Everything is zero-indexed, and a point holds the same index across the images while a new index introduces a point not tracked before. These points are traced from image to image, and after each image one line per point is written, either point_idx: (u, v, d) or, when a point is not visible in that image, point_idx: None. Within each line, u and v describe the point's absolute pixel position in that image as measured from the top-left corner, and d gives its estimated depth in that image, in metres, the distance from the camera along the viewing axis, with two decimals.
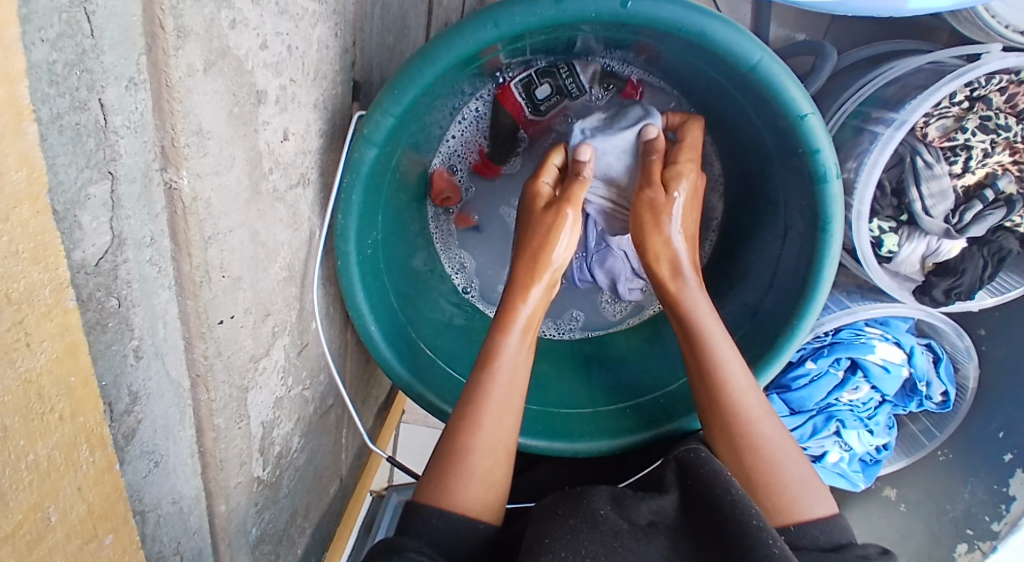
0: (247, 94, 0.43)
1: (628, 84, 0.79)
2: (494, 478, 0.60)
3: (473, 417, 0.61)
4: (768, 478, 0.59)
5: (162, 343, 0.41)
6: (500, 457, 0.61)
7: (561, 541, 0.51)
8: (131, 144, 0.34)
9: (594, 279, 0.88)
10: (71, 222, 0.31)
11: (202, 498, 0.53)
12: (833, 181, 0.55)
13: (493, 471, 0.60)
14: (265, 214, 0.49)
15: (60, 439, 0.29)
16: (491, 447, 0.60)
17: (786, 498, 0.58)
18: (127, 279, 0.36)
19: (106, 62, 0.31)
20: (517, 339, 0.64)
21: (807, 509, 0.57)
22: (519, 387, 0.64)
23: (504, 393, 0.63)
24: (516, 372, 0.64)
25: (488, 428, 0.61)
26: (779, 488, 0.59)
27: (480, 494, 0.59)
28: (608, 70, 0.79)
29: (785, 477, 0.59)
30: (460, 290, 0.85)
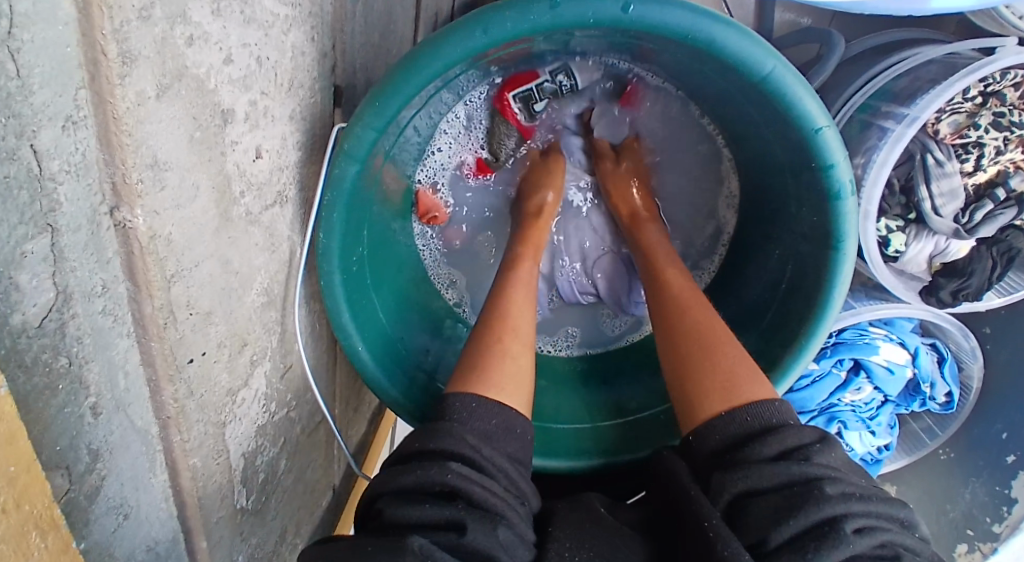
0: (211, 115, 0.39)
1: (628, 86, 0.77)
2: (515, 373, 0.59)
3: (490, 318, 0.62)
4: (707, 381, 0.56)
5: (124, 395, 0.38)
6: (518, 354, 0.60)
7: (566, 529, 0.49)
8: (73, 190, 0.30)
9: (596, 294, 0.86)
10: (7, 284, 0.27)
11: (181, 537, 0.50)
12: (848, 198, 0.52)
13: (516, 360, 0.58)
14: (238, 241, 0.46)
15: (8, 531, 0.26)
16: (512, 332, 0.60)
17: (725, 385, 0.55)
18: (78, 334, 0.32)
19: (39, 102, 0.26)
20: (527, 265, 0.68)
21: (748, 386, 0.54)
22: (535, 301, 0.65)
23: (519, 299, 0.64)
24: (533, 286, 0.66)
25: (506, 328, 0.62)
26: (722, 378, 0.55)
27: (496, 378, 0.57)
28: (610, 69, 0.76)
29: (733, 367, 0.56)
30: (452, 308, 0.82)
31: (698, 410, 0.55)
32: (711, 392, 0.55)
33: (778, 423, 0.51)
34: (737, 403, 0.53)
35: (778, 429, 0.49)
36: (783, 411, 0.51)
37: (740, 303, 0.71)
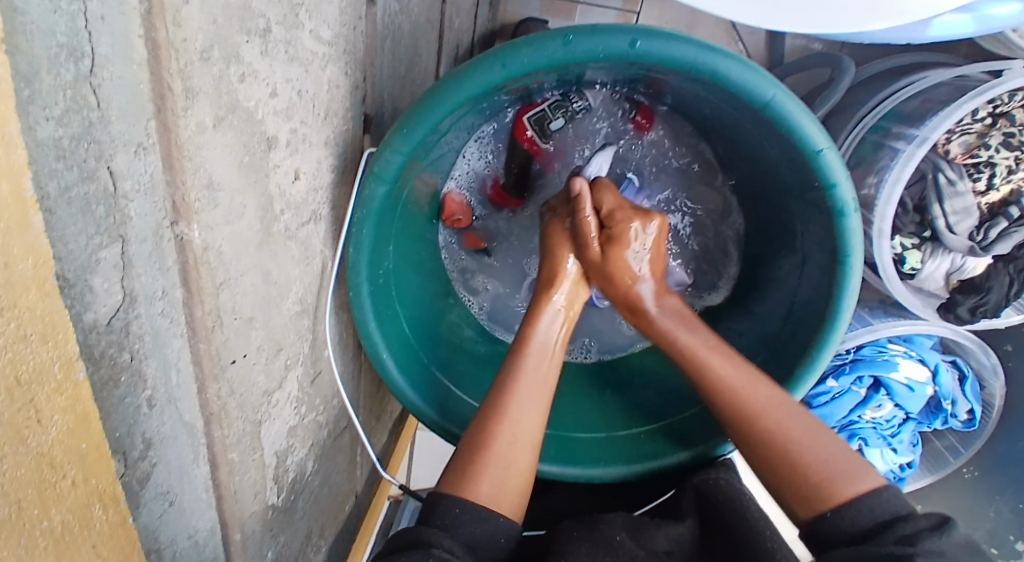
0: (258, 141, 0.43)
1: (640, 110, 0.78)
2: (515, 474, 0.61)
3: (497, 406, 0.63)
4: (801, 479, 0.57)
5: (175, 390, 0.42)
6: (523, 453, 0.62)
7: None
8: (141, 205, 0.34)
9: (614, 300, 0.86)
10: (83, 286, 0.31)
11: (218, 529, 0.54)
12: (851, 215, 0.54)
13: (517, 462, 0.61)
14: (276, 254, 0.50)
15: (74, 502, 0.30)
16: (512, 439, 0.61)
17: (825, 483, 0.56)
18: (140, 333, 0.37)
19: (115, 131, 0.31)
20: (533, 358, 0.66)
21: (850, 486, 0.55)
22: (541, 402, 0.64)
23: (526, 398, 0.64)
24: (544, 378, 0.66)
25: (512, 421, 0.62)
26: (816, 482, 0.56)
27: (498, 490, 0.59)
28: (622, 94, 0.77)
29: (826, 464, 0.57)
30: (473, 311, 0.85)
31: (800, 509, 0.57)
32: (807, 494, 0.57)
33: (889, 515, 0.52)
34: (839, 504, 0.54)
35: (896, 523, 0.51)
36: (895, 500, 0.53)
37: (753, 315, 0.74)
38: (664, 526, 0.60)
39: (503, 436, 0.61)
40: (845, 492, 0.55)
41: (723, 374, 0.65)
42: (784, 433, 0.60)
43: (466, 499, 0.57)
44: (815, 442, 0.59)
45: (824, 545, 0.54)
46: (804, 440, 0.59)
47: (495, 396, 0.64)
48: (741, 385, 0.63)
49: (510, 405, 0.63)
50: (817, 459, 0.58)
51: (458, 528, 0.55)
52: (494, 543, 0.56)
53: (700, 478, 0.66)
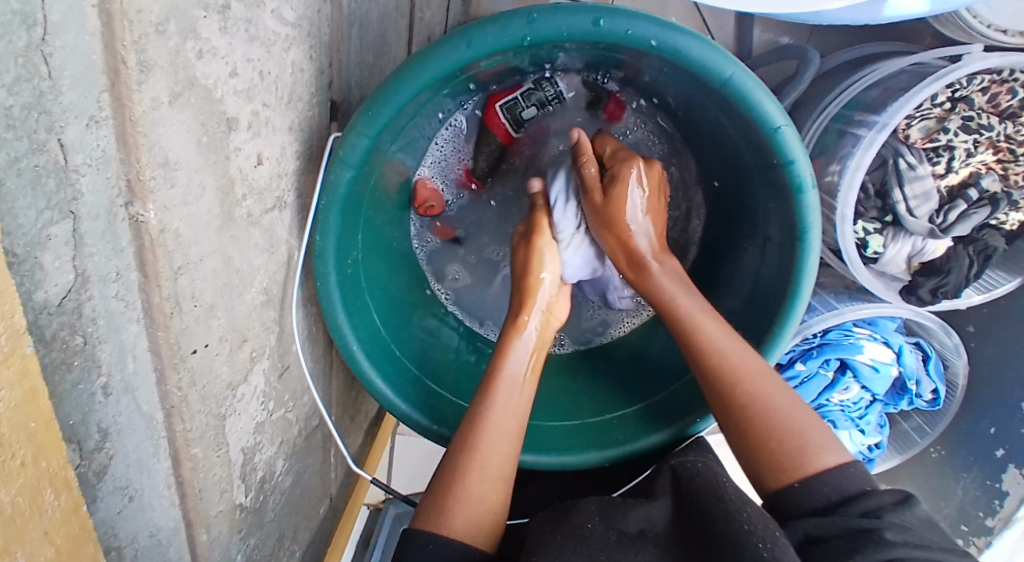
0: (217, 122, 0.42)
1: (611, 100, 0.79)
2: (488, 505, 0.60)
3: (470, 439, 0.62)
4: (768, 443, 0.59)
5: (132, 378, 0.40)
6: (496, 483, 0.61)
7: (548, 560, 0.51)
8: (94, 181, 0.33)
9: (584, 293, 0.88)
10: (33, 263, 0.30)
11: (182, 528, 0.52)
12: (810, 192, 0.55)
13: (489, 495, 0.60)
14: (239, 240, 0.49)
15: (24, 484, 0.29)
16: (483, 472, 0.60)
17: (796, 458, 0.57)
18: (93, 316, 0.35)
19: (67, 102, 0.30)
20: (504, 397, 0.65)
21: (818, 462, 0.56)
22: (512, 435, 0.64)
23: (499, 433, 0.63)
24: (513, 398, 0.65)
25: (484, 453, 0.62)
26: (788, 456, 0.58)
27: (472, 519, 0.58)
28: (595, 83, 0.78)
29: (802, 439, 0.58)
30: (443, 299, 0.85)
31: (770, 477, 0.58)
32: (782, 466, 0.57)
33: (855, 490, 0.54)
34: (809, 476, 0.56)
35: (856, 497, 0.53)
36: (858, 477, 0.55)
37: (719, 298, 0.74)
38: (636, 508, 0.60)
39: (474, 469, 0.60)
40: (815, 464, 0.56)
41: (715, 344, 0.64)
42: (767, 406, 0.60)
43: (438, 532, 0.56)
44: (784, 409, 0.60)
45: (788, 518, 0.55)
46: (778, 390, 0.61)
47: (471, 426, 0.63)
48: (722, 348, 0.63)
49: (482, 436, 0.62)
50: (794, 432, 0.58)
51: (430, 561, 0.54)
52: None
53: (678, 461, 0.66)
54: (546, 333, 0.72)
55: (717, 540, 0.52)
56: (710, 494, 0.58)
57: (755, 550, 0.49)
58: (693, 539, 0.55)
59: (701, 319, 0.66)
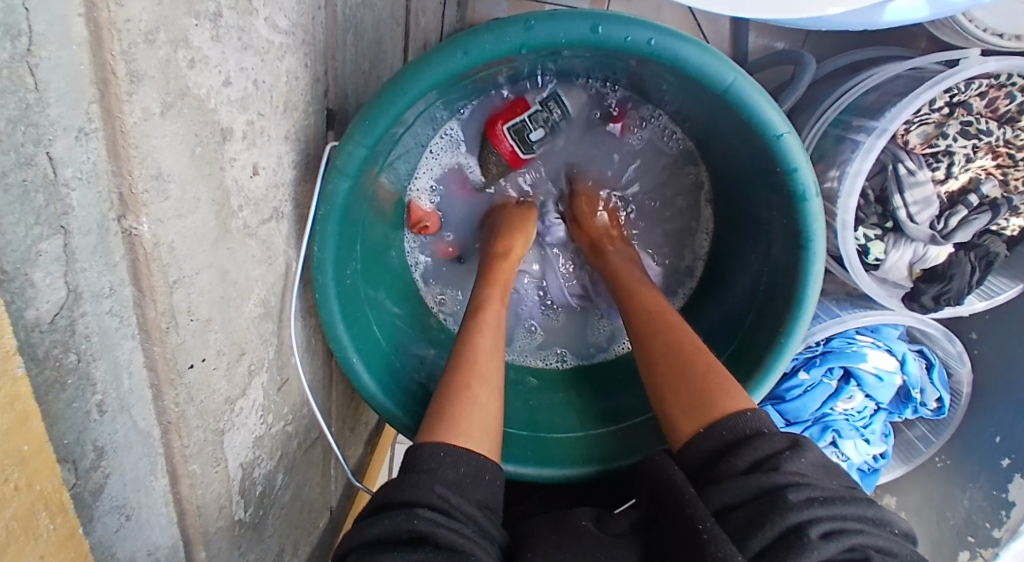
0: (211, 132, 0.42)
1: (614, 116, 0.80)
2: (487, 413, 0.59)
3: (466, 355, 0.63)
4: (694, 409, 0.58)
5: (127, 396, 0.39)
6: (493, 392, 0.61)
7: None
8: (84, 196, 0.32)
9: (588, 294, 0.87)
10: (23, 280, 0.29)
11: (180, 546, 0.51)
12: (813, 199, 0.55)
13: (488, 411, 0.59)
14: (236, 252, 0.48)
15: (18, 508, 0.28)
16: (469, 384, 0.60)
17: (708, 418, 0.56)
18: (86, 332, 0.35)
19: (55, 114, 0.29)
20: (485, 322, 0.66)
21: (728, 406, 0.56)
22: (496, 359, 0.64)
23: (483, 362, 0.63)
24: (500, 333, 0.66)
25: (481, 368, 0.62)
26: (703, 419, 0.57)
27: (471, 419, 0.58)
28: (596, 93, 0.78)
29: (720, 398, 0.57)
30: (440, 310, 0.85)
31: (681, 426, 0.58)
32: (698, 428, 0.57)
33: (751, 431, 0.53)
34: (712, 421, 0.55)
35: (753, 439, 0.52)
36: (758, 421, 0.54)
37: (722, 306, 0.74)
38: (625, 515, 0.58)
39: (474, 379, 0.61)
40: (726, 415, 0.55)
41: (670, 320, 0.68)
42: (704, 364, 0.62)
43: (450, 442, 0.55)
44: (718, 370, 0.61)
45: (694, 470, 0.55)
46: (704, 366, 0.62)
47: (458, 359, 0.63)
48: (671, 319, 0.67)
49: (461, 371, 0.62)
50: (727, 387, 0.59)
51: (439, 471, 0.53)
52: (477, 480, 0.54)
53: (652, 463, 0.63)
54: (507, 283, 0.72)
55: (677, 525, 0.50)
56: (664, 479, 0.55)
57: (698, 533, 0.47)
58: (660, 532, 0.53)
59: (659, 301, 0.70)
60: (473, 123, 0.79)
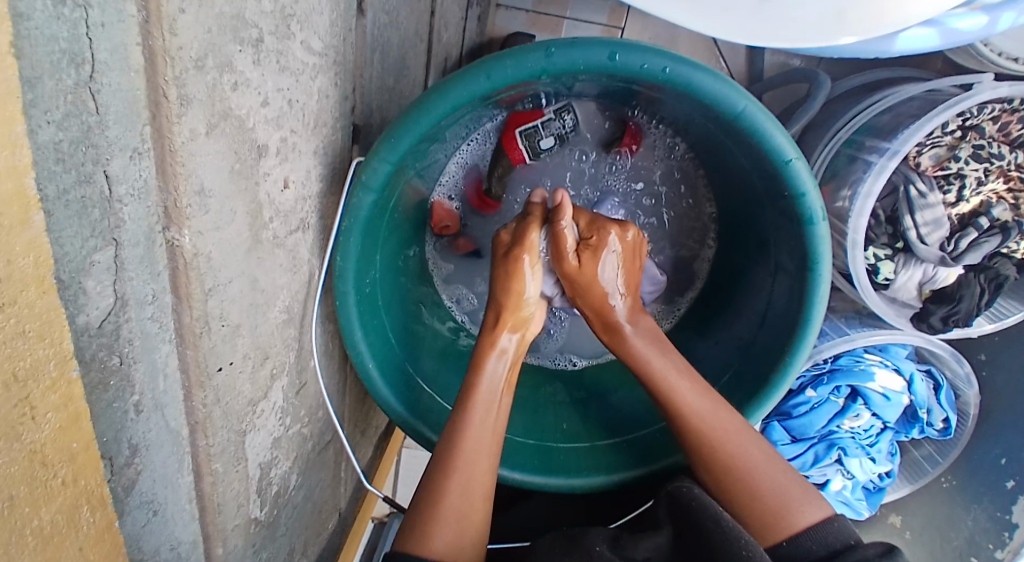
0: (248, 149, 0.44)
1: (626, 134, 0.80)
2: (467, 521, 0.62)
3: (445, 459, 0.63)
4: (751, 497, 0.62)
5: (162, 396, 0.42)
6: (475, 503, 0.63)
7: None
8: (135, 210, 0.35)
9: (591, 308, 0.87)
10: (76, 288, 0.32)
11: (200, 542, 0.53)
12: (821, 223, 0.56)
13: (477, 496, 0.63)
14: (264, 261, 0.50)
15: (63, 503, 0.30)
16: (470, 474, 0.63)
17: (776, 517, 0.60)
18: (129, 337, 0.37)
19: (112, 135, 0.32)
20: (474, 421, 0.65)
21: (804, 517, 0.59)
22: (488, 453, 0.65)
23: (482, 450, 0.64)
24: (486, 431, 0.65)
25: (461, 475, 0.63)
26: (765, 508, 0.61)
27: (449, 539, 0.60)
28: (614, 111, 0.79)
29: (787, 500, 0.61)
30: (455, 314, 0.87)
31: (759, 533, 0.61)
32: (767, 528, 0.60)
33: (840, 545, 0.57)
34: (793, 534, 0.58)
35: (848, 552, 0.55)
36: (841, 532, 0.58)
37: (731, 323, 0.75)
38: (643, 539, 0.60)
39: (453, 490, 0.62)
40: (799, 521, 0.59)
41: (692, 401, 0.66)
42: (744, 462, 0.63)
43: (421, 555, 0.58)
44: (760, 457, 0.64)
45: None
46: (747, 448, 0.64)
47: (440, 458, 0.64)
48: (691, 407, 0.66)
49: (462, 461, 0.63)
50: (786, 490, 0.62)
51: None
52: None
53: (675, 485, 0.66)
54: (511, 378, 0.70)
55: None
56: (709, 521, 0.58)
57: None
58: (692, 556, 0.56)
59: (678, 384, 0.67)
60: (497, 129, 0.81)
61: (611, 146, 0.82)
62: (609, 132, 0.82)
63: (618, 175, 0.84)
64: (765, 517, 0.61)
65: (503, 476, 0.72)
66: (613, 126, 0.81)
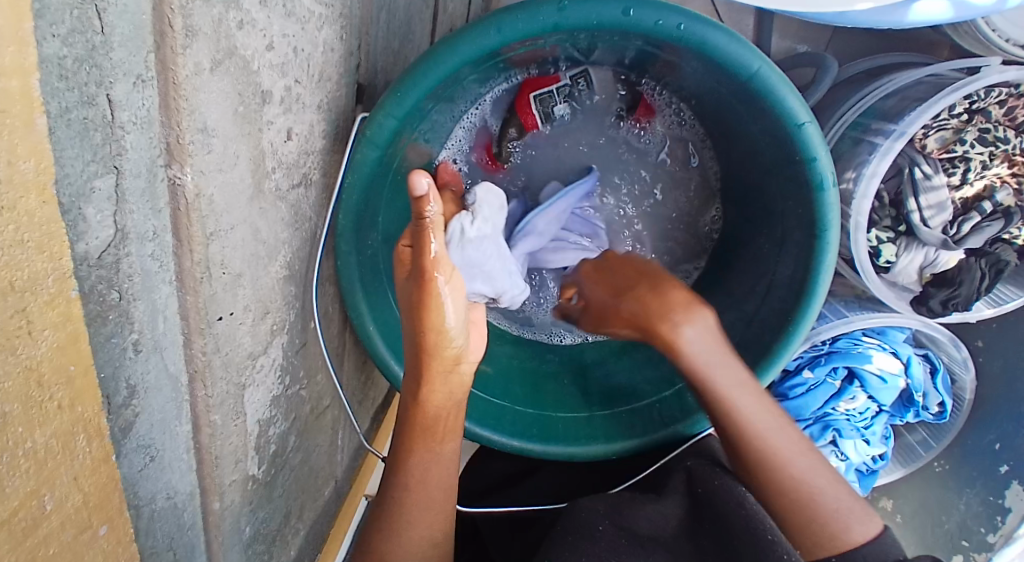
0: (253, 93, 0.43)
1: (641, 102, 0.80)
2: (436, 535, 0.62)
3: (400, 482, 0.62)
4: (809, 525, 0.59)
5: (161, 338, 0.41)
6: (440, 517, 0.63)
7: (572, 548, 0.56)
8: (138, 140, 0.34)
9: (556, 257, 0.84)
10: (76, 214, 0.31)
11: (197, 494, 0.52)
12: (830, 189, 0.56)
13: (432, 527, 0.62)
14: (266, 212, 0.50)
15: (59, 427, 0.29)
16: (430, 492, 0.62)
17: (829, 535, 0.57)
18: (129, 272, 0.36)
19: (117, 58, 0.31)
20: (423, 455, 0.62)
21: (852, 537, 0.57)
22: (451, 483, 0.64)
23: (435, 486, 0.62)
24: (444, 465, 0.63)
25: (422, 496, 0.62)
26: (811, 513, 0.59)
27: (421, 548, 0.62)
28: (631, 83, 0.80)
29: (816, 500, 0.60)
30: None
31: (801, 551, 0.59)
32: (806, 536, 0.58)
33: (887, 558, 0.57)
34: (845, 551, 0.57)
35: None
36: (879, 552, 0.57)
37: (734, 295, 0.75)
38: (650, 509, 0.63)
39: (416, 504, 0.62)
40: (849, 539, 0.57)
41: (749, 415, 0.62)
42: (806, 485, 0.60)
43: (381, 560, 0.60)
44: (823, 481, 0.60)
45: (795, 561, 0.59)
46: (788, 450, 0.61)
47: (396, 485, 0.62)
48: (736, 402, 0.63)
49: (419, 501, 0.62)
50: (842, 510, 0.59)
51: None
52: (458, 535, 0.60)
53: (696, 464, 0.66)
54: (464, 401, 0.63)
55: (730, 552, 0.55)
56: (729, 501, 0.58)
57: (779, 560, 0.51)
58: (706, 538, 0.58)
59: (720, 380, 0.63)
60: (511, 92, 0.80)
61: (627, 116, 0.83)
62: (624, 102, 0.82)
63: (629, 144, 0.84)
64: (808, 537, 0.59)
65: (503, 443, 0.72)
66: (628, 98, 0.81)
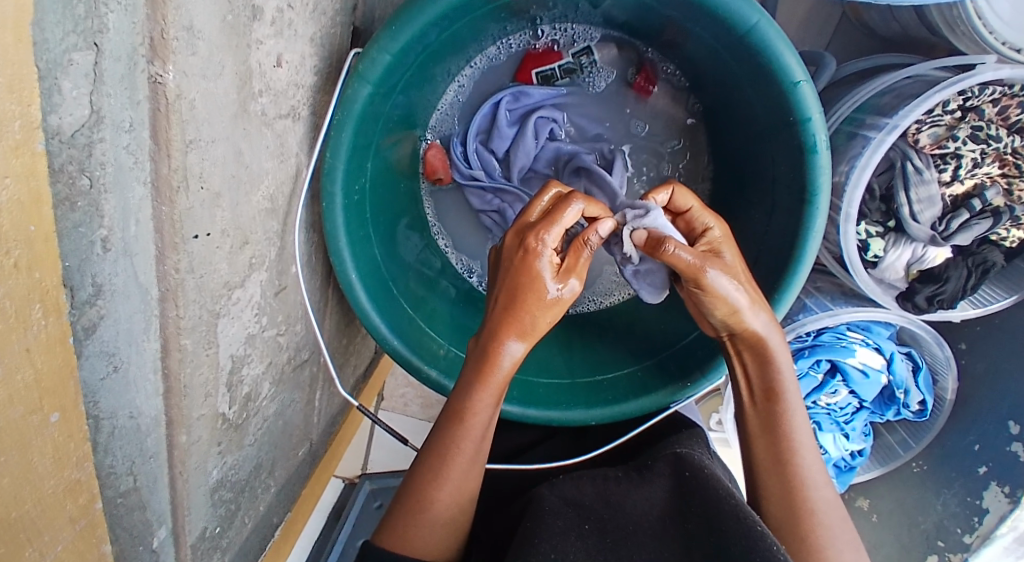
0: (243, 6, 0.43)
1: (639, 75, 0.80)
2: (454, 524, 0.59)
3: (437, 470, 0.59)
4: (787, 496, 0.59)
5: (132, 242, 0.40)
6: (463, 505, 0.60)
7: (550, 543, 0.51)
8: (120, 21, 0.34)
9: (491, 153, 0.83)
10: (52, 84, 0.31)
11: (163, 422, 0.51)
12: (822, 151, 0.56)
13: (467, 483, 0.60)
14: (251, 136, 0.49)
15: (16, 288, 0.29)
16: (481, 437, 0.60)
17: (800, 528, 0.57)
18: (102, 160, 0.36)
19: None
20: (460, 466, 0.59)
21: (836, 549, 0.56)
22: (490, 434, 0.61)
23: (464, 487, 0.59)
24: (475, 464, 0.60)
25: (453, 482, 0.59)
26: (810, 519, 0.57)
27: (438, 540, 0.58)
28: (625, 56, 0.80)
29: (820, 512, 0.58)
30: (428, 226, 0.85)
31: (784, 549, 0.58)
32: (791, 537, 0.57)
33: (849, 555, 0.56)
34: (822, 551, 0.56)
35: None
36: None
37: None
38: (638, 495, 0.61)
39: (436, 503, 0.58)
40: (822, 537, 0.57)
41: (800, 432, 0.60)
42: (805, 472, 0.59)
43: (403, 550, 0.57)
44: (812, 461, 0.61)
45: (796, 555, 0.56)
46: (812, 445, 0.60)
47: (411, 496, 0.59)
48: (803, 446, 0.60)
49: (455, 476, 0.59)
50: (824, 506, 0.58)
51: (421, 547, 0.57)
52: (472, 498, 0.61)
53: (683, 452, 0.66)
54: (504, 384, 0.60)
55: (715, 540, 0.53)
56: (721, 489, 0.58)
57: (769, 551, 0.49)
58: (693, 523, 0.56)
59: (797, 406, 0.60)
60: (513, 59, 0.81)
61: (628, 88, 0.82)
62: (622, 75, 0.81)
63: (633, 112, 0.83)
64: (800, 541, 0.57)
65: None
66: (624, 72, 0.81)
